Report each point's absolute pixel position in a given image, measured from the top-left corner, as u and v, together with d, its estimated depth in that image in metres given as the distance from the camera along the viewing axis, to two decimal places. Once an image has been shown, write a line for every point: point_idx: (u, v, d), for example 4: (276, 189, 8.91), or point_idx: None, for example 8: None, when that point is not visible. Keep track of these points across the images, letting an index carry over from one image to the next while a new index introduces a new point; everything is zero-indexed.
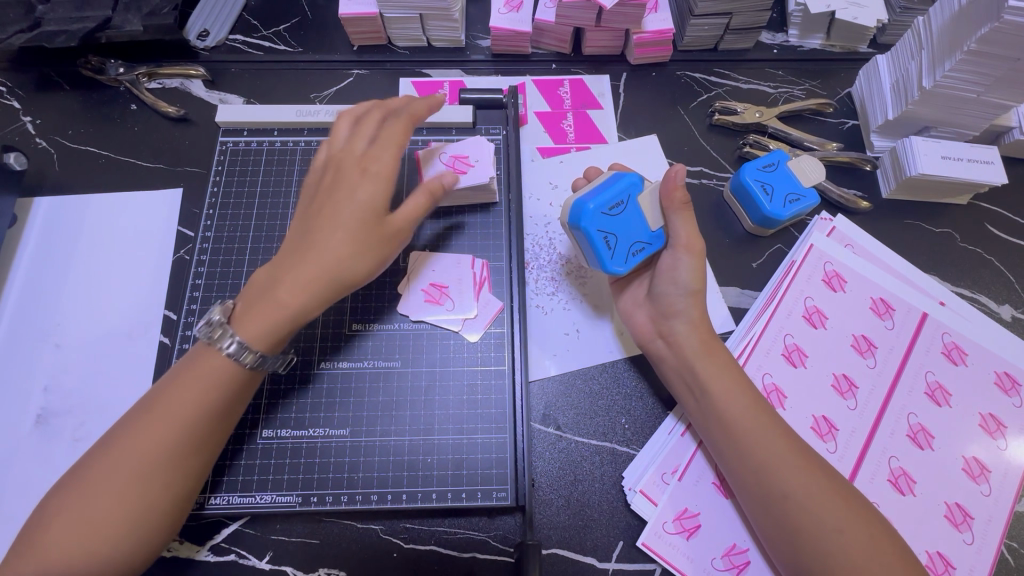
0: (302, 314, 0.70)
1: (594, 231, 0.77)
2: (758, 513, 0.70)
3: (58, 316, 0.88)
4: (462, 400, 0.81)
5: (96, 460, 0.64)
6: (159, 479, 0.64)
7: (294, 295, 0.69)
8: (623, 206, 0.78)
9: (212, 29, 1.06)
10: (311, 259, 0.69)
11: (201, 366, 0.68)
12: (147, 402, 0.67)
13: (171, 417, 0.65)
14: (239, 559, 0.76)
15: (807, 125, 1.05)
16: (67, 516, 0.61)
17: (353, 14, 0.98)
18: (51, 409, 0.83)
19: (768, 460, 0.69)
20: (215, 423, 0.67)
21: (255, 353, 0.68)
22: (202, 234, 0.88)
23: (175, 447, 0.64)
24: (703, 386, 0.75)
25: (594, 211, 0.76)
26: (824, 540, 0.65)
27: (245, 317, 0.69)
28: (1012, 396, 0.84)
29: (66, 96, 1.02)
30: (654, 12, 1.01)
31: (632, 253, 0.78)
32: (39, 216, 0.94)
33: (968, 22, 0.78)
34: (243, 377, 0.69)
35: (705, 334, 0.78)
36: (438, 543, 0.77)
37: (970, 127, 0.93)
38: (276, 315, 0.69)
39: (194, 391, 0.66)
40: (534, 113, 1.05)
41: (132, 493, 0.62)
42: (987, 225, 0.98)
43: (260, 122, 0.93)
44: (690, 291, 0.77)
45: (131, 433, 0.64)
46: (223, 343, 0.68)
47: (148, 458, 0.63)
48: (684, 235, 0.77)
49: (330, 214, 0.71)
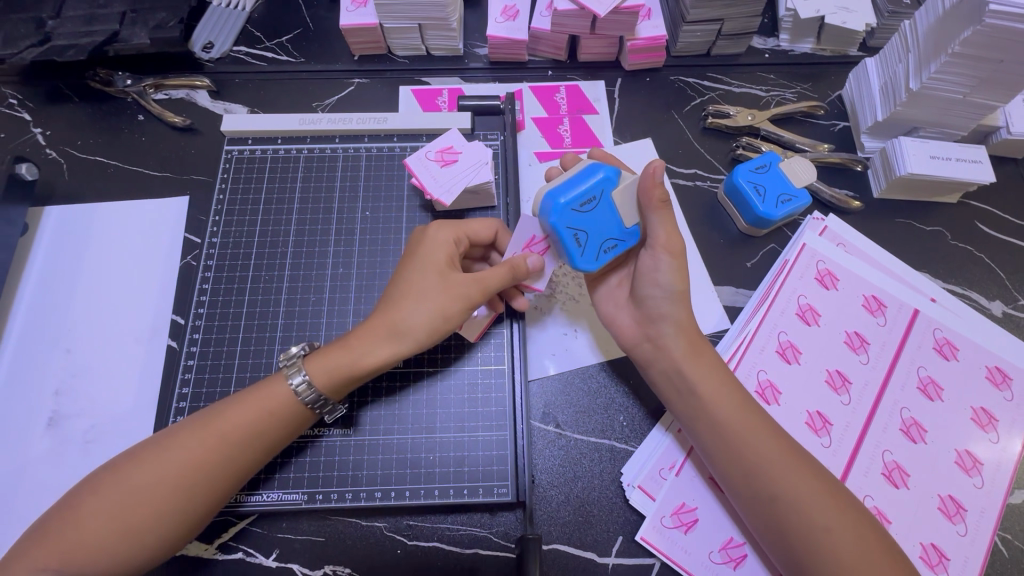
0: (367, 370, 0.73)
1: (565, 228, 0.73)
2: (750, 513, 0.71)
3: (70, 321, 0.90)
4: (463, 399, 0.83)
5: (145, 458, 0.67)
6: (199, 496, 0.67)
7: (364, 351, 0.73)
8: (595, 202, 0.74)
9: (217, 41, 1.08)
10: (386, 320, 0.74)
11: (266, 393, 0.72)
12: (200, 420, 0.70)
13: (221, 439, 0.69)
14: (247, 556, 0.78)
15: (799, 127, 1.07)
16: (100, 513, 0.64)
17: (353, 24, 1.00)
18: (63, 412, 0.85)
19: (757, 461, 0.71)
20: (260, 454, 0.71)
21: (313, 392, 0.72)
22: (209, 240, 0.91)
23: (221, 469, 0.68)
24: (693, 388, 0.76)
25: (563, 207, 0.72)
26: (814, 538, 0.67)
27: (316, 358, 0.74)
28: (1003, 390, 0.85)
29: (75, 107, 1.04)
30: (647, 20, 1.04)
31: (604, 250, 0.76)
32: (50, 224, 0.96)
33: (952, 25, 0.80)
34: (298, 418, 0.73)
35: (691, 336, 0.79)
36: (441, 539, 0.79)
37: (958, 127, 0.95)
38: (342, 366, 0.73)
39: (247, 419, 0.70)
40: (531, 118, 1.07)
41: (171, 503, 0.66)
42: (978, 223, 1.00)
43: (264, 131, 0.96)
44: (673, 291, 0.78)
45: (179, 444, 0.68)
46: (292, 378, 0.72)
47: (193, 476, 0.67)
48: (662, 235, 0.76)
49: (411, 274, 0.77)
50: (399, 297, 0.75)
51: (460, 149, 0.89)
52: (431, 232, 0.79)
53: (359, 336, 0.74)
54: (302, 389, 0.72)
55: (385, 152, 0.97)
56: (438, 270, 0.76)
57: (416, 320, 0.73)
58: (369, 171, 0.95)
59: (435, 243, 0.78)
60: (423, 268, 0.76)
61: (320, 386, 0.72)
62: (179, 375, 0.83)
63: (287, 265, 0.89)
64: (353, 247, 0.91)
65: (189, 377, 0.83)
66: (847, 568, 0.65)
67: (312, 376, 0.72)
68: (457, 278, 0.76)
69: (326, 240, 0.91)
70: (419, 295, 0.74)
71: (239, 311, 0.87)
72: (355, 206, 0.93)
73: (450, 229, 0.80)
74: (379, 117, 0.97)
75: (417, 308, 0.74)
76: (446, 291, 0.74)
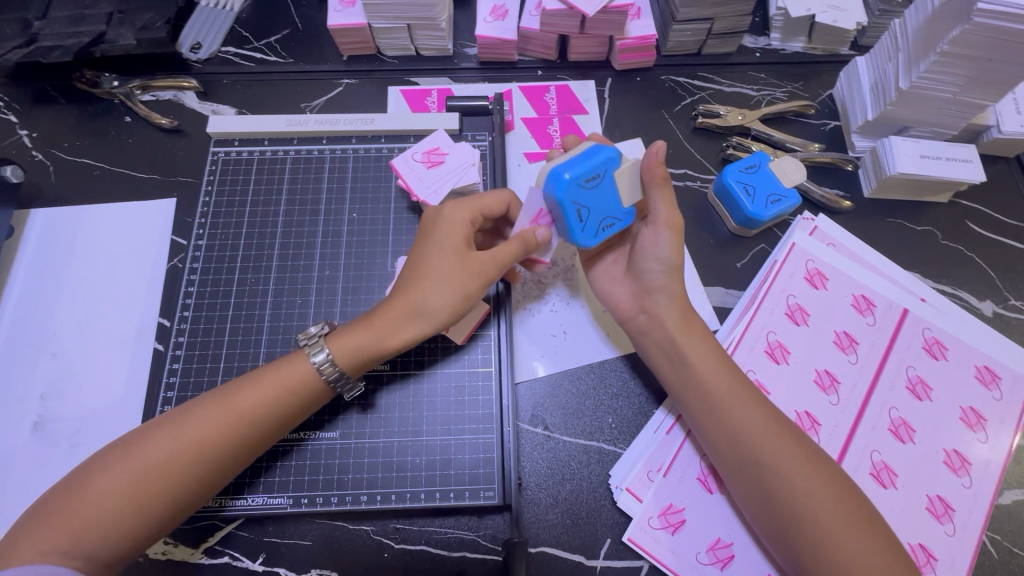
0: (391, 348, 0.74)
1: (568, 204, 0.71)
2: (735, 480, 0.71)
3: (56, 324, 0.90)
4: (450, 401, 0.82)
5: (155, 433, 0.67)
6: (213, 471, 0.67)
7: (389, 330, 0.73)
8: (600, 180, 0.72)
9: (205, 42, 1.08)
10: (408, 299, 0.73)
11: (284, 372, 0.72)
12: (217, 396, 0.70)
13: (238, 415, 0.68)
14: (233, 561, 0.77)
15: (790, 127, 1.07)
16: (111, 489, 0.63)
17: (341, 25, 1.00)
18: (48, 416, 0.85)
19: (743, 427, 0.71)
20: (276, 431, 0.71)
21: (336, 370, 0.72)
22: (195, 242, 0.90)
23: (237, 443, 0.68)
24: (684, 356, 0.76)
25: (569, 183, 0.70)
26: (796, 505, 0.66)
27: (338, 336, 0.73)
28: (991, 389, 0.85)
29: (62, 109, 1.04)
30: (637, 19, 1.03)
31: (602, 227, 0.75)
32: (36, 226, 0.96)
33: (941, 24, 0.80)
34: (316, 397, 0.73)
35: (685, 306, 0.79)
36: (428, 542, 0.78)
37: (948, 126, 0.94)
38: (367, 345, 0.73)
39: (262, 397, 0.69)
40: (521, 118, 1.06)
41: (186, 479, 0.65)
42: (969, 223, 0.99)
43: (251, 132, 0.96)
44: (670, 266, 0.79)
45: (195, 419, 0.67)
46: (313, 356, 0.72)
47: (208, 451, 0.67)
48: (663, 212, 0.77)
49: (429, 250, 0.75)
50: (417, 275, 0.74)
51: (447, 151, 0.91)
52: (448, 206, 0.77)
53: (383, 315, 0.74)
54: (326, 367, 0.71)
55: (372, 154, 0.96)
56: (455, 247, 0.74)
57: (436, 299, 0.73)
58: (357, 172, 0.94)
59: (451, 217, 0.76)
60: (440, 246, 0.75)
61: (342, 363, 0.72)
62: (164, 379, 0.83)
63: (274, 267, 0.89)
64: (339, 249, 0.90)
65: (175, 381, 0.82)
66: (828, 535, 0.65)
67: (336, 354, 0.72)
68: (475, 256, 0.75)
69: (312, 242, 0.90)
70: (438, 274, 0.73)
71: (225, 313, 0.86)
72: (342, 207, 0.93)
73: (466, 205, 0.78)
74: (367, 118, 0.97)
75: (438, 286, 0.73)
76: (463, 269, 0.74)
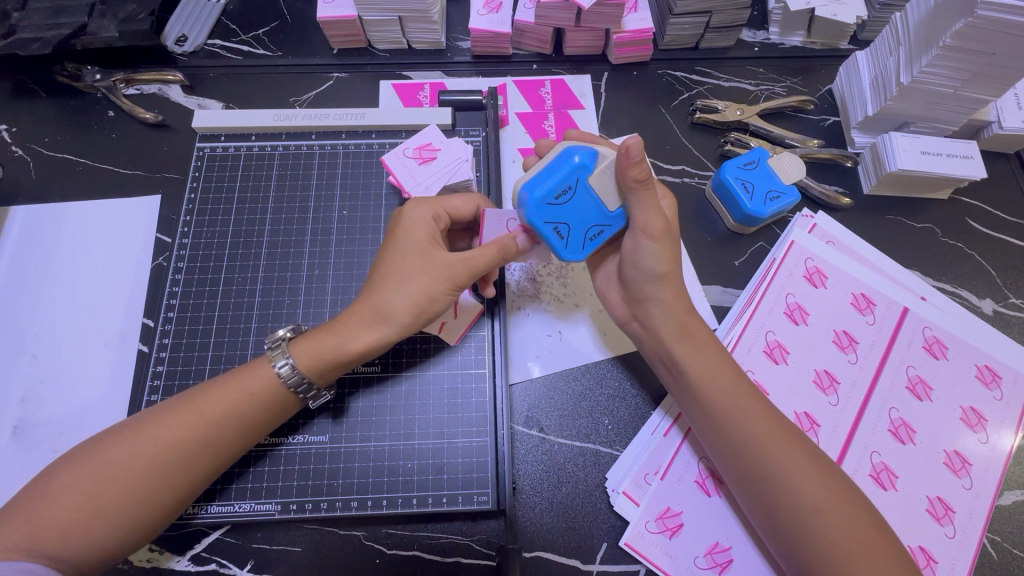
0: (352, 355, 0.71)
1: (541, 224, 0.70)
2: (743, 491, 0.70)
3: (36, 325, 0.87)
4: (443, 404, 0.81)
5: (119, 441, 0.65)
6: (175, 476, 0.65)
7: (349, 335, 0.70)
8: (572, 192, 0.69)
9: (190, 34, 1.05)
10: (370, 303, 0.71)
11: (249, 375, 0.70)
12: (182, 399, 0.68)
13: (201, 417, 0.67)
14: (221, 568, 0.75)
15: (789, 122, 1.05)
16: (72, 488, 0.62)
17: (330, 17, 0.97)
18: (28, 420, 0.82)
19: (752, 438, 0.69)
20: (242, 436, 0.69)
21: (298, 375, 0.70)
22: (180, 240, 0.88)
23: (198, 446, 0.66)
24: (690, 362, 0.74)
25: (536, 203, 0.69)
26: (805, 518, 0.65)
27: (303, 340, 0.72)
28: (993, 389, 0.84)
29: (42, 103, 1.01)
30: (634, 12, 1.01)
31: (589, 238, 0.72)
32: (15, 224, 0.93)
33: (943, 17, 0.78)
34: (280, 400, 0.70)
35: (682, 315, 0.76)
36: (420, 548, 0.76)
37: (948, 122, 0.93)
38: (327, 352, 0.70)
39: (228, 401, 0.68)
40: (515, 113, 1.04)
41: (146, 481, 0.63)
42: (969, 220, 0.98)
43: (238, 128, 0.93)
44: (656, 274, 0.74)
45: (159, 421, 0.66)
46: (275, 362, 0.70)
47: (168, 453, 0.64)
48: (642, 218, 0.70)
49: (391, 258, 0.73)
50: (380, 279, 0.72)
51: (438, 147, 0.88)
52: (408, 211, 0.75)
53: (346, 319, 0.71)
54: (286, 372, 0.70)
55: (363, 149, 0.94)
56: (418, 248, 0.73)
57: (400, 305, 0.70)
58: (347, 168, 0.92)
59: (414, 223, 0.74)
60: (404, 249, 0.73)
61: (304, 369, 0.70)
62: (148, 381, 0.80)
63: (261, 266, 0.86)
64: (329, 247, 0.88)
65: (159, 384, 0.80)
66: (838, 549, 0.64)
67: (297, 359, 0.70)
68: (441, 258, 0.72)
69: (301, 240, 0.88)
70: (400, 278, 0.71)
71: (212, 313, 0.84)
72: (333, 204, 0.91)
73: (430, 206, 0.76)
74: (357, 112, 0.94)
75: (401, 290, 0.71)
76: (427, 271, 0.71)
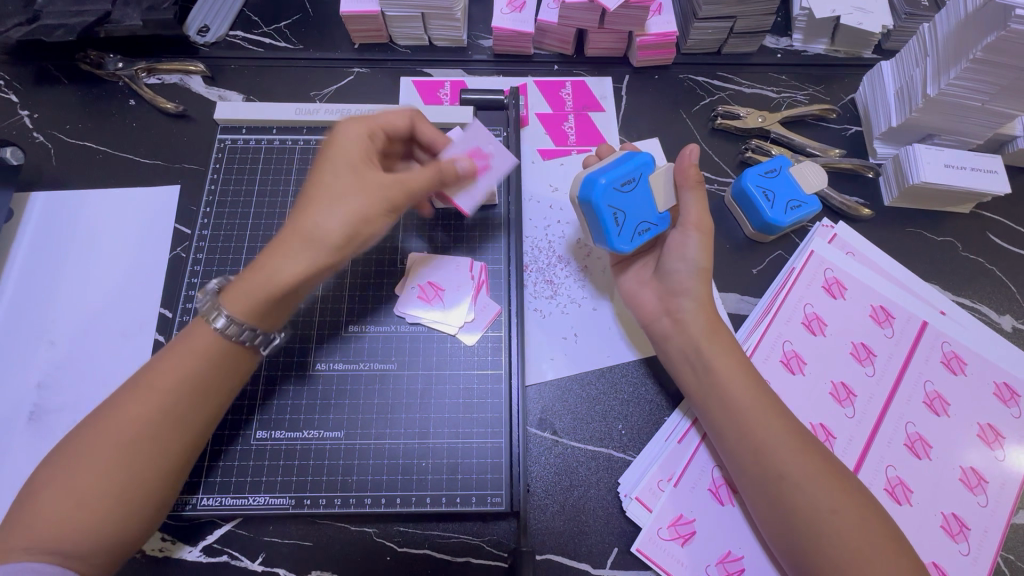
0: (285, 285, 0.64)
1: (606, 208, 0.76)
2: (754, 495, 0.69)
3: (54, 312, 0.87)
4: (458, 403, 0.81)
5: (89, 432, 0.62)
6: (147, 451, 0.62)
7: (279, 265, 0.65)
8: (634, 186, 0.78)
9: (212, 25, 1.05)
10: (299, 231, 0.65)
11: (194, 337, 0.67)
12: (136, 378, 0.66)
13: (157, 390, 0.64)
14: (232, 560, 0.76)
15: (811, 131, 1.04)
16: (56, 485, 0.60)
17: (353, 11, 0.97)
18: (45, 406, 0.83)
19: (766, 439, 0.69)
20: (204, 401, 0.66)
21: (240, 325, 0.66)
22: (199, 231, 0.88)
23: (160, 420, 0.63)
24: (707, 365, 0.74)
25: (605, 188, 0.75)
26: (819, 520, 0.65)
27: (231, 291, 0.66)
28: (1011, 407, 0.83)
29: (64, 90, 1.01)
30: (658, 15, 1.00)
31: (638, 232, 0.78)
32: (35, 210, 0.93)
33: (976, 30, 0.77)
34: (231, 358, 0.68)
35: (711, 314, 0.77)
36: (431, 547, 0.77)
37: (973, 135, 0.92)
38: (262, 287, 0.65)
39: (181, 369, 0.65)
40: (536, 114, 1.04)
41: (122, 464, 0.61)
42: (990, 234, 0.97)
43: (260, 120, 0.93)
44: (698, 268, 0.78)
45: (120, 405, 0.63)
46: (212, 318, 0.67)
47: (137, 430, 0.62)
48: (694, 215, 0.78)
49: (314, 182, 0.69)
50: (308, 203, 0.67)
51: (489, 151, 0.83)
52: (341, 131, 0.72)
53: (272, 251, 0.66)
54: (225, 326, 0.66)
55: None
56: (353, 167, 0.68)
57: (331, 222, 0.65)
58: None
59: (346, 145, 0.70)
60: (336, 172, 0.68)
61: (239, 316, 0.66)
62: None
63: None
64: None
65: None
66: (850, 556, 0.63)
67: (232, 310, 0.66)
68: (373, 176, 0.68)
69: None
70: (332, 197, 0.66)
71: None
72: None
73: (364, 127, 0.73)
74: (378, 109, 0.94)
75: (330, 211, 0.66)
76: (362, 189, 0.67)
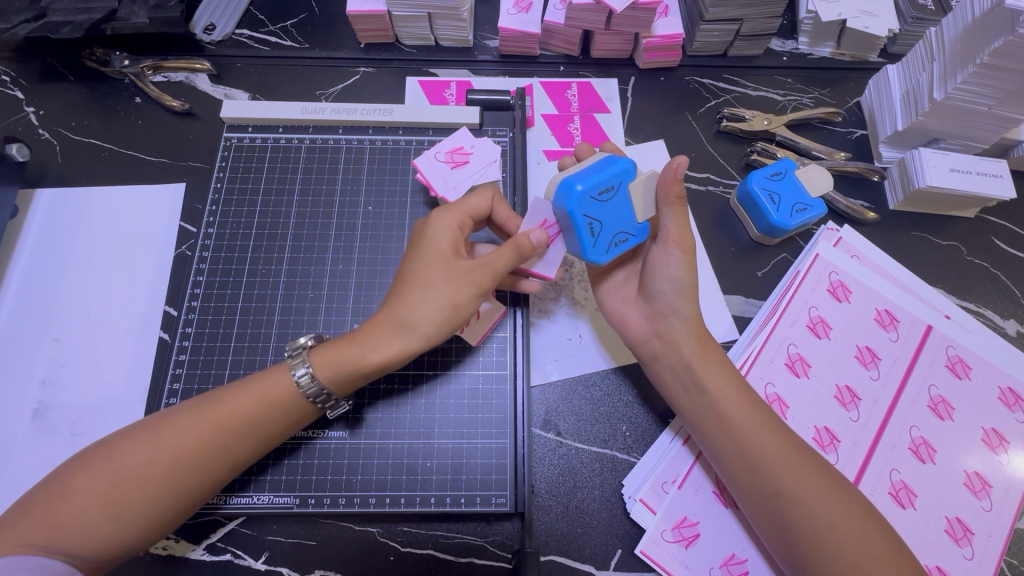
0: (371, 366, 0.69)
1: (581, 217, 0.70)
2: (754, 510, 0.69)
3: (59, 309, 0.87)
4: (463, 404, 0.81)
5: (134, 441, 0.64)
6: (192, 479, 0.64)
7: (370, 347, 0.69)
8: (613, 193, 0.72)
9: (219, 23, 1.05)
10: (393, 314, 0.70)
11: (268, 380, 0.69)
12: (200, 400, 0.67)
13: (217, 422, 0.65)
14: (235, 558, 0.75)
15: (816, 134, 1.04)
16: (87, 486, 0.61)
17: (359, 11, 0.97)
18: (49, 403, 0.83)
19: (764, 456, 0.69)
20: (259, 441, 0.67)
21: (316, 384, 0.68)
22: (205, 230, 0.88)
23: (217, 452, 0.65)
24: (702, 387, 0.74)
25: (581, 195, 0.69)
26: (819, 539, 0.65)
27: (321, 350, 0.70)
28: (1016, 411, 0.83)
29: (69, 87, 1.01)
30: (664, 17, 1.00)
31: (614, 244, 0.74)
32: (40, 207, 0.93)
33: (983, 34, 0.77)
34: (299, 411, 0.69)
35: (699, 330, 0.77)
36: (435, 547, 0.76)
37: (979, 139, 0.92)
38: (350, 365, 0.69)
39: (245, 406, 0.66)
40: (541, 114, 1.04)
41: (164, 485, 0.62)
42: (994, 238, 0.97)
43: (266, 119, 0.93)
44: (682, 287, 0.76)
45: (174, 424, 0.65)
46: (295, 370, 0.69)
47: (188, 456, 0.63)
48: (675, 230, 0.74)
49: (408, 265, 0.74)
50: (404, 290, 0.71)
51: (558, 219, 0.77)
52: (434, 219, 0.75)
53: (367, 329, 0.70)
54: (305, 381, 0.68)
55: (389, 145, 0.94)
56: (444, 257, 0.72)
57: (422, 311, 0.69)
58: (373, 165, 0.92)
59: (437, 231, 0.74)
60: (429, 259, 0.72)
61: (324, 380, 0.69)
62: (170, 370, 0.80)
63: (286, 258, 0.87)
64: (354, 240, 0.88)
65: (181, 372, 0.80)
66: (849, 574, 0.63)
67: (317, 368, 0.69)
68: (463, 266, 0.71)
69: (326, 234, 0.88)
70: (424, 287, 0.70)
71: (235, 304, 0.84)
72: (357, 200, 0.90)
73: (455, 212, 0.76)
74: (384, 109, 0.94)
75: (425, 299, 0.70)
76: (451, 280, 0.70)
